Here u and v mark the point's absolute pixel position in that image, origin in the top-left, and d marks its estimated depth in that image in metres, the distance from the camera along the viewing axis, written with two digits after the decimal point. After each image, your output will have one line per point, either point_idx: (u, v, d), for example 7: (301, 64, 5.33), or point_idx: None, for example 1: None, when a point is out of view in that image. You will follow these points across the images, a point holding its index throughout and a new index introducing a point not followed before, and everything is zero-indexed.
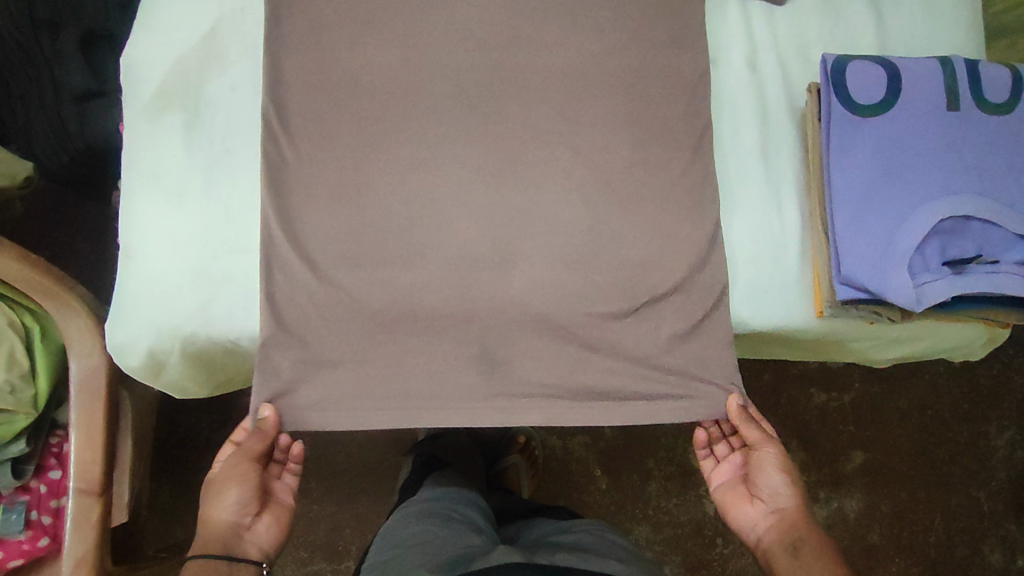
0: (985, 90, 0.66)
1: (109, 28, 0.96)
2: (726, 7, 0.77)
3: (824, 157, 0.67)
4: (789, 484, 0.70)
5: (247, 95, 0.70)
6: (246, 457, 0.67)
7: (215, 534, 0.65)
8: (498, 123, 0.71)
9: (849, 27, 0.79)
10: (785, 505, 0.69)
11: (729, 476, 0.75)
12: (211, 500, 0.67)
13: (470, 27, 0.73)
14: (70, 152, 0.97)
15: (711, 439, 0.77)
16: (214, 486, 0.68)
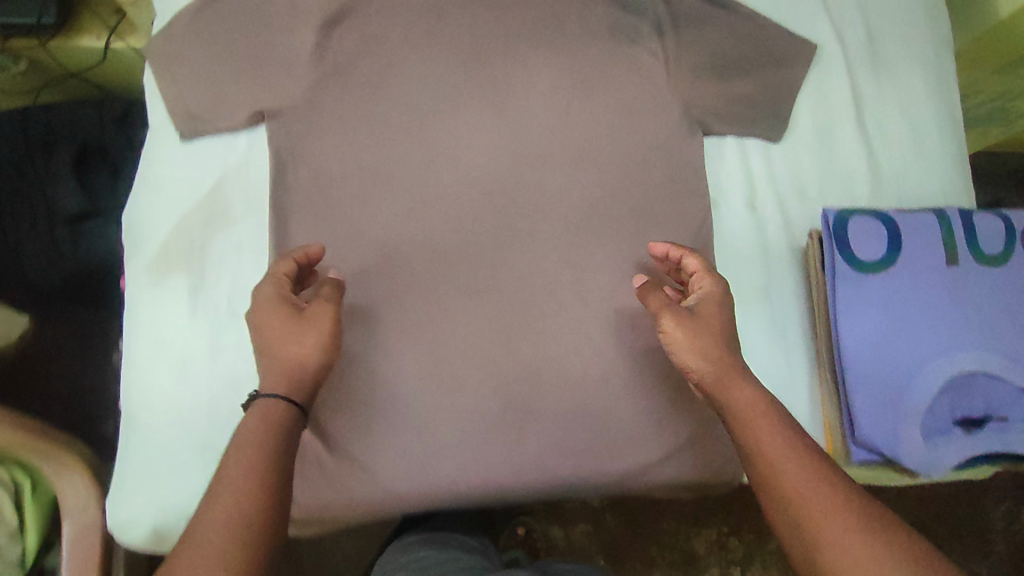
0: (982, 243, 0.68)
1: (102, 141, 1.03)
2: (725, 148, 0.80)
3: (831, 312, 0.68)
4: (698, 351, 0.60)
5: (253, 254, 0.69)
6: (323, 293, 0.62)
7: (289, 375, 0.56)
8: (504, 274, 0.72)
9: (844, 163, 0.81)
10: (711, 367, 0.59)
11: None
12: (281, 326, 0.58)
13: (476, 176, 0.74)
14: (63, 273, 0.99)
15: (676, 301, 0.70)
16: (285, 319, 0.59)
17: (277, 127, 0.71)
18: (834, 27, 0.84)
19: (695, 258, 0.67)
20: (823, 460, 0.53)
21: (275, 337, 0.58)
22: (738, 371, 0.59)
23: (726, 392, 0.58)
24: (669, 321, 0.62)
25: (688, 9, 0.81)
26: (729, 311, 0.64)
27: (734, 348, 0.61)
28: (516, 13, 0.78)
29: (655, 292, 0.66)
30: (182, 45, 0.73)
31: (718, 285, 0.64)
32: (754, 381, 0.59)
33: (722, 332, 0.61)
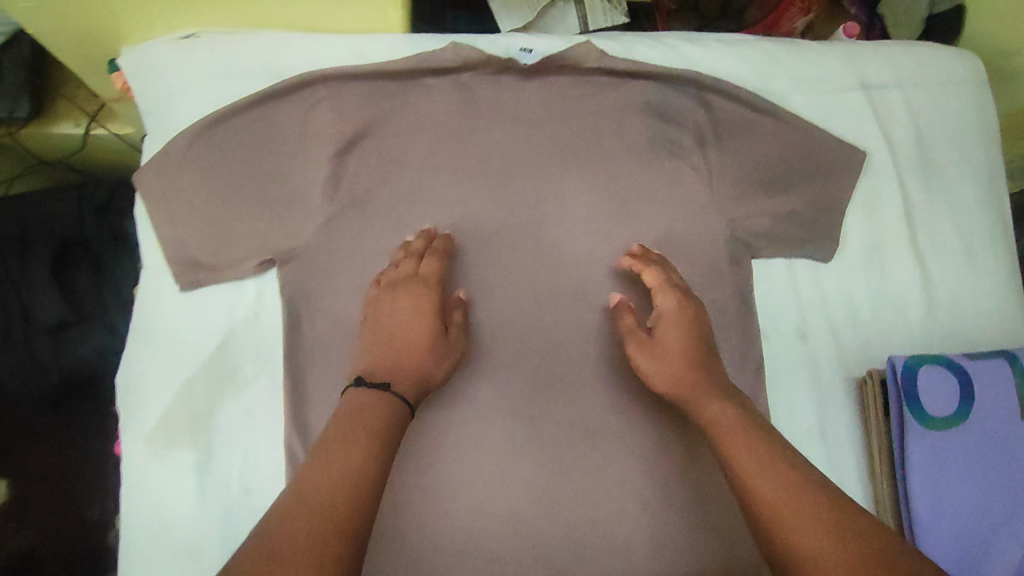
0: None
1: (84, 236, 0.93)
2: (773, 267, 0.75)
3: (900, 467, 0.64)
4: (662, 371, 0.61)
5: (267, 421, 0.62)
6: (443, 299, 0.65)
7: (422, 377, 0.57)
8: (544, 426, 0.66)
9: (895, 281, 0.75)
10: (678, 383, 0.60)
11: None
12: (433, 330, 0.60)
13: (508, 315, 0.68)
14: (45, 386, 0.89)
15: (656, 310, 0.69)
16: (434, 320, 0.60)
17: (290, 272, 0.64)
18: (881, 131, 0.78)
19: (657, 269, 0.66)
20: (788, 459, 0.51)
21: (417, 335, 0.59)
22: (703, 384, 0.59)
23: (695, 407, 0.58)
24: (634, 343, 0.63)
25: (729, 116, 0.76)
26: (697, 319, 0.63)
27: (702, 358, 0.61)
28: (547, 129, 0.71)
29: (628, 310, 0.66)
30: (178, 177, 0.65)
31: (679, 298, 0.64)
32: (721, 394, 0.58)
33: (687, 344, 0.61)
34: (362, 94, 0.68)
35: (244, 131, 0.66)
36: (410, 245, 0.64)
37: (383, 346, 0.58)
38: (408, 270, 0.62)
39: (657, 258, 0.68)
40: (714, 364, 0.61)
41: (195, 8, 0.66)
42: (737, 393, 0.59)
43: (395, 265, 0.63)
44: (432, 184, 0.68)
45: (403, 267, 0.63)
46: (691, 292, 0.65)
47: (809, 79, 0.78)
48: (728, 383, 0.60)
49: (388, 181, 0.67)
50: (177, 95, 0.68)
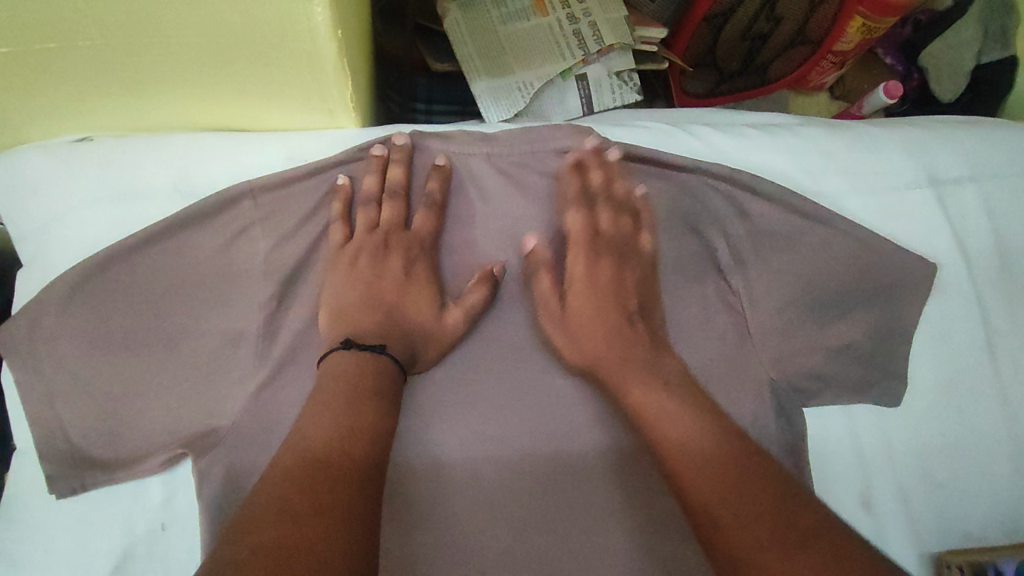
0: None
1: None
2: (829, 420, 0.60)
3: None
4: (574, 329, 0.53)
5: None
6: (435, 255, 0.55)
7: (414, 341, 0.52)
8: None
9: (976, 424, 0.61)
10: (593, 357, 0.52)
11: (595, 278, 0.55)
12: (431, 297, 0.53)
13: (503, 503, 0.53)
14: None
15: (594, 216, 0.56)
16: (428, 288, 0.53)
17: (211, 461, 0.49)
18: (954, 236, 0.64)
19: (579, 214, 0.56)
20: (704, 410, 0.47)
21: (415, 303, 0.53)
22: (627, 367, 0.50)
23: (613, 386, 0.51)
24: (546, 318, 0.54)
25: (771, 226, 0.60)
26: (624, 275, 0.55)
27: (624, 326, 0.53)
28: (544, 245, 0.57)
29: (545, 270, 0.55)
30: (59, 340, 0.49)
31: (591, 254, 0.55)
32: (649, 373, 0.50)
33: (607, 310, 0.53)
34: (304, 210, 0.53)
35: (148, 270, 0.51)
36: (389, 176, 0.55)
37: (365, 306, 0.51)
38: (393, 217, 0.54)
39: (594, 182, 0.56)
40: (639, 329, 0.53)
41: (77, 111, 0.51)
42: (659, 355, 0.51)
43: (376, 203, 0.54)
44: (400, 326, 0.52)
45: (384, 212, 0.54)
46: (626, 239, 0.56)
47: (868, 174, 0.64)
48: (659, 346, 0.52)
49: (343, 330, 0.50)
50: (58, 218, 0.53)
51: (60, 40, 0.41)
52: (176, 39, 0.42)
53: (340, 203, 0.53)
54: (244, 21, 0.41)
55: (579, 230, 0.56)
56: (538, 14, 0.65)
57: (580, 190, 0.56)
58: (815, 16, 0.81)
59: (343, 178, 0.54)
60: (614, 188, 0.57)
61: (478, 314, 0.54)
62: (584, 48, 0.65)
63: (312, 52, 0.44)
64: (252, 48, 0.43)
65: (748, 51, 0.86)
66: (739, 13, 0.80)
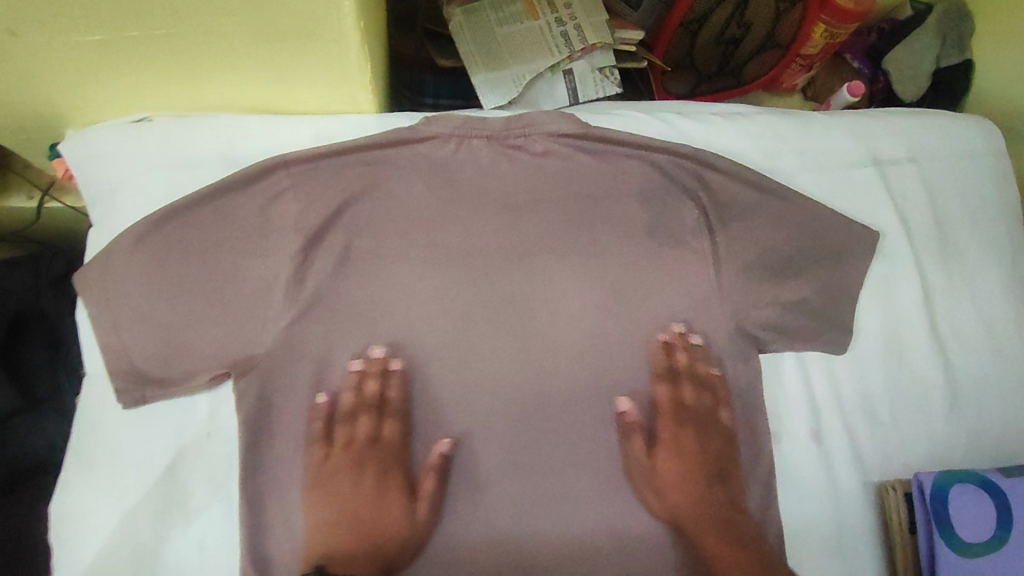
0: (970, 535, 0.55)
1: (40, 309, 0.91)
2: (783, 364, 0.68)
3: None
4: (682, 481, 0.62)
5: (222, 554, 0.57)
6: (378, 441, 0.61)
7: (363, 535, 0.57)
8: (534, 540, 0.62)
9: (914, 372, 0.69)
10: (676, 512, 0.61)
11: (682, 449, 0.63)
12: (399, 500, 0.59)
13: (494, 425, 0.63)
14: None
15: (677, 390, 0.65)
16: (396, 491, 0.59)
17: (248, 383, 0.58)
18: (896, 211, 0.72)
19: (663, 387, 0.65)
20: (746, 537, 0.59)
21: (387, 512, 0.58)
22: (715, 521, 0.60)
23: (692, 537, 0.61)
24: (637, 476, 0.63)
25: (730, 199, 0.69)
26: (707, 441, 0.64)
27: (706, 488, 0.62)
28: (534, 215, 0.66)
29: (637, 433, 0.63)
30: (124, 281, 0.59)
31: (676, 423, 0.64)
32: (725, 528, 0.60)
33: (688, 476, 0.62)
34: (328, 179, 0.62)
35: (197, 224, 0.60)
36: (382, 390, 0.61)
37: (337, 521, 0.57)
38: (368, 429, 0.61)
39: (682, 363, 0.65)
40: (718, 492, 0.62)
41: (145, 91, 0.61)
42: (734, 517, 0.61)
43: (364, 417, 0.61)
44: (358, 526, 0.57)
45: (385, 427, 0.61)
46: (707, 409, 0.65)
47: (819, 156, 0.73)
48: (732, 510, 0.61)
49: (323, 543, 0.56)
50: (124, 185, 0.63)
51: (142, 29, 0.52)
52: (234, 29, 0.52)
53: (323, 420, 0.59)
54: (286, 12, 0.51)
55: (705, 399, 0.65)
56: (530, 18, 0.76)
57: (559, 219, 0.66)
58: (782, 23, 0.91)
59: (358, 364, 0.61)
60: (698, 369, 0.65)
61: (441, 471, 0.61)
62: (570, 47, 0.75)
63: (340, 40, 0.55)
64: (293, 37, 0.54)
65: (723, 55, 0.95)
66: (712, 19, 0.89)
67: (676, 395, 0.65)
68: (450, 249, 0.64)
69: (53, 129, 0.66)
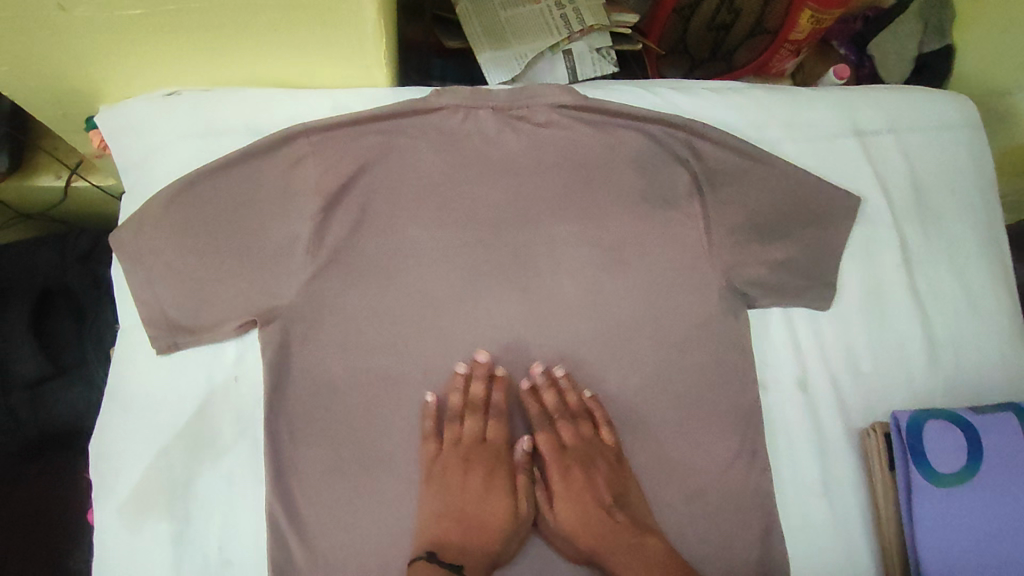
0: (940, 465, 0.62)
1: (65, 284, 0.95)
2: (771, 319, 0.73)
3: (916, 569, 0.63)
4: (592, 510, 0.64)
5: (248, 486, 0.63)
6: (510, 457, 0.67)
7: (485, 532, 0.62)
8: (538, 479, 0.66)
9: (895, 327, 0.73)
10: (591, 545, 0.64)
11: (578, 487, 0.66)
12: (505, 498, 0.64)
13: (500, 373, 0.67)
14: (20, 441, 0.91)
15: (561, 424, 0.67)
16: (502, 490, 0.65)
17: (272, 332, 0.63)
18: (877, 177, 0.77)
19: (546, 431, 0.67)
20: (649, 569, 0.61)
21: (493, 508, 0.63)
22: (613, 542, 0.63)
23: (604, 563, 0.63)
24: (552, 520, 0.65)
25: (722, 165, 0.72)
26: (596, 477, 0.66)
27: (605, 520, 0.64)
28: (536, 181, 0.70)
29: (554, 465, 0.67)
30: (155, 238, 0.63)
31: (563, 465, 0.66)
32: (633, 554, 0.62)
33: (587, 511, 0.65)
34: (345, 146, 0.66)
35: (223, 188, 0.64)
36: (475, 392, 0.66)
37: (448, 518, 0.62)
38: (474, 430, 0.66)
39: (551, 403, 0.67)
40: (623, 521, 0.64)
41: (175, 66, 0.66)
42: (641, 543, 0.63)
43: (460, 418, 0.66)
44: (479, 522, 0.63)
45: (489, 427, 0.66)
46: (590, 443, 0.67)
47: (804, 127, 0.78)
48: (642, 533, 0.64)
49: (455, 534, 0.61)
50: (155, 152, 0.68)
51: (175, 3, 0.56)
52: (260, 3, 0.57)
53: (431, 420, 0.64)
54: None
55: (586, 433, 0.67)
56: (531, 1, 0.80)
57: (561, 185, 0.70)
58: (768, 9, 0.95)
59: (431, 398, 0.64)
60: (567, 400, 0.67)
61: (577, 453, 0.67)
62: (568, 27, 0.80)
63: (358, 13, 0.59)
64: (313, 11, 0.58)
65: (715, 40, 1.01)
66: (703, 6, 0.95)
67: (572, 429, 0.67)
68: (458, 212, 0.68)
69: (88, 105, 0.72)
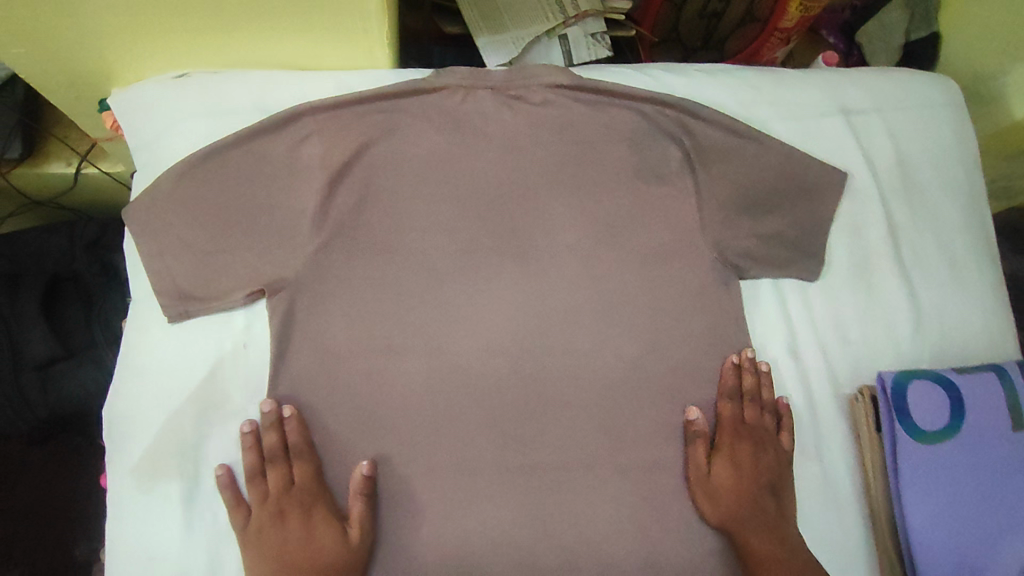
0: (924, 422, 0.66)
1: (74, 270, 0.97)
2: (761, 289, 0.75)
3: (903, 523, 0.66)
4: (744, 483, 0.67)
5: (256, 448, 0.66)
6: (322, 489, 0.65)
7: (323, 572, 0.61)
8: (536, 443, 0.68)
9: (882, 297, 0.76)
10: (728, 519, 0.66)
11: (739, 459, 0.68)
12: (701, 466, 0.68)
13: (499, 341, 0.69)
14: (31, 420, 0.92)
15: (739, 404, 0.70)
16: (327, 523, 0.63)
17: (279, 301, 0.66)
18: (863, 154, 0.79)
19: (731, 405, 0.70)
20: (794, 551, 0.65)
21: (319, 544, 0.62)
22: (743, 520, 0.66)
23: (738, 539, 0.66)
24: (690, 481, 0.68)
25: (713, 143, 0.74)
26: (761, 455, 0.69)
27: (762, 497, 0.67)
28: (533, 156, 0.72)
29: (702, 441, 0.68)
30: (167, 211, 0.66)
31: (736, 437, 0.69)
32: (769, 532, 0.65)
33: (746, 486, 0.67)
34: (349, 124, 0.68)
35: (232, 163, 0.66)
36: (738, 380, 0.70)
37: (290, 565, 0.61)
38: (279, 472, 0.64)
39: (749, 385, 0.70)
40: (769, 503, 0.67)
41: (185, 48, 0.69)
42: (785, 527, 0.66)
43: (264, 466, 0.64)
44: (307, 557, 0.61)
45: (732, 407, 0.69)
46: (768, 428, 0.70)
47: (792, 106, 0.80)
48: (780, 519, 0.67)
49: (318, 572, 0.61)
50: (166, 131, 0.71)
51: None
52: None
53: (252, 456, 0.64)
54: None
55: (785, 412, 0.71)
56: None
57: (557, 160, 0.73)
58: None
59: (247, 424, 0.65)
60: (763, 390, 0.71)
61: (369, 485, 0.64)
62: (564, 13, 0.83)
63: None
64: None
65: (706, 29, 1.04)
66: None
67: (751, 408, 0.70)
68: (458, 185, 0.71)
69: (102, 89, 0.74)
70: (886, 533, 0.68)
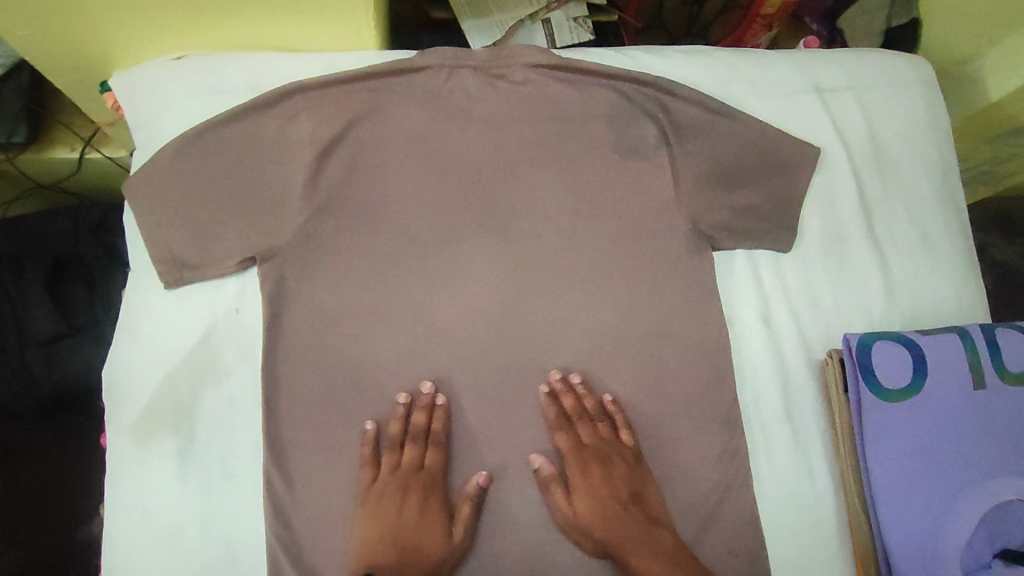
0: (887, 379, 0.69)
1: (78, 253, 1.00)
2: (737, 261, 0.77)
3: (867, 482, 0.69)
4: (599, 509, 0.68)
5: (247, 408, 0.70)
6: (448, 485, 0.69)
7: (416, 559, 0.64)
8: (516, 406, 0.71)
9: (853, 267, 0.78)
10: (603, 538, 0.67)
11: (597, 482, 0.69)
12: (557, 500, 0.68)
13: (481, 309, 0.72)
14: (36, 397, 0.96)
15: (570, 426, 0.71)
16: (437, 512, 0.67)
17: (270, 269, 0.69)
18: (836, 130, 0.82)
19: (562, 433, 0.70)
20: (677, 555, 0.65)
21: (427, 534, 0.66)
22: (613, 541, 0.67)
23: (619, 556, 0.66)
24: (563, 522, 0.68)
25: (690, 120, 0.76)
26: (612, 470, 0.70)
27: (620, 514, 0.68)
28: (514, 132, 0.75)
29: (554, 482, 0.69)
30: (164, 183, 0.69)
31: (579, 459, 0.70)
32: (643, 546, 0.66)
33: (603, 508, 0.68)
34: (337, 102, 0.71)
35: (224, 138, 0.69)
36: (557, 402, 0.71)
37: (387, 543, 0.65)
38: (411, 458, 0.69)
39: (569, 406, 0.70)
40: (636, 514, 0.68)
41: (182, 30, 0.72)
42: (652, 532, 0.67)
43: (399, 448, 0.69)
44: (415, 544, 0.65)
45: (579, 430, 0.71)
46: (606, 442, 0.71)
47: (767, 84, 0.83)
48: (650, 526, 0.67)
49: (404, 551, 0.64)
50: (164, 109, 0.74)
51: None
52: None
53: (370, 447, 0.68)
54: None
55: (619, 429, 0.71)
56: None
57: (538, 135, 0.75)
58: None
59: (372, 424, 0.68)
60: (586, 405, 0.71)
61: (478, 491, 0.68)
62: None
63: None
64: None
65: (691, 14, 1.07)
66: None
67: (591, 428, 0.71)
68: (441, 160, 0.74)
69: (105, 71, 0.78)
70: (855, 492, 0.70)
